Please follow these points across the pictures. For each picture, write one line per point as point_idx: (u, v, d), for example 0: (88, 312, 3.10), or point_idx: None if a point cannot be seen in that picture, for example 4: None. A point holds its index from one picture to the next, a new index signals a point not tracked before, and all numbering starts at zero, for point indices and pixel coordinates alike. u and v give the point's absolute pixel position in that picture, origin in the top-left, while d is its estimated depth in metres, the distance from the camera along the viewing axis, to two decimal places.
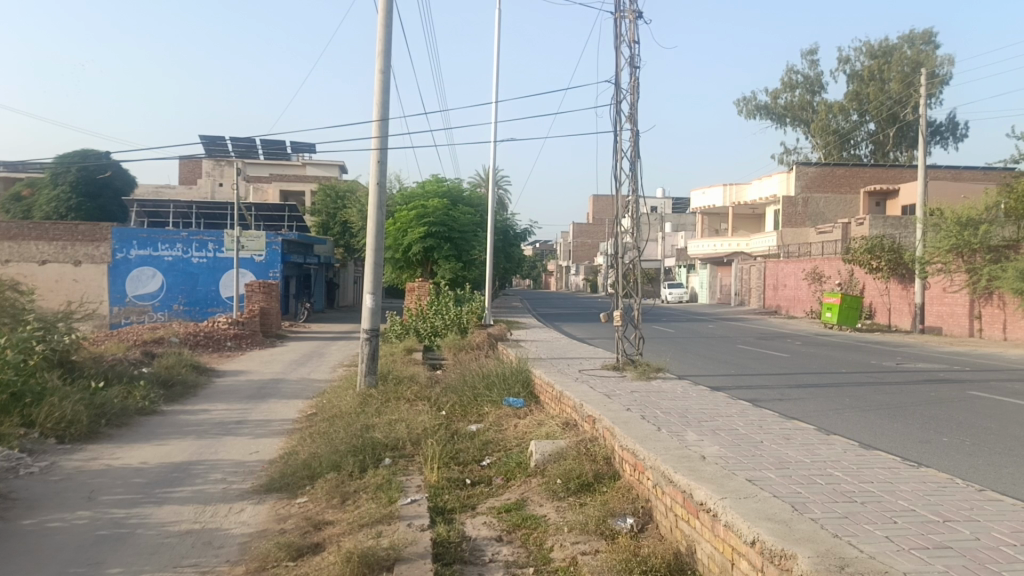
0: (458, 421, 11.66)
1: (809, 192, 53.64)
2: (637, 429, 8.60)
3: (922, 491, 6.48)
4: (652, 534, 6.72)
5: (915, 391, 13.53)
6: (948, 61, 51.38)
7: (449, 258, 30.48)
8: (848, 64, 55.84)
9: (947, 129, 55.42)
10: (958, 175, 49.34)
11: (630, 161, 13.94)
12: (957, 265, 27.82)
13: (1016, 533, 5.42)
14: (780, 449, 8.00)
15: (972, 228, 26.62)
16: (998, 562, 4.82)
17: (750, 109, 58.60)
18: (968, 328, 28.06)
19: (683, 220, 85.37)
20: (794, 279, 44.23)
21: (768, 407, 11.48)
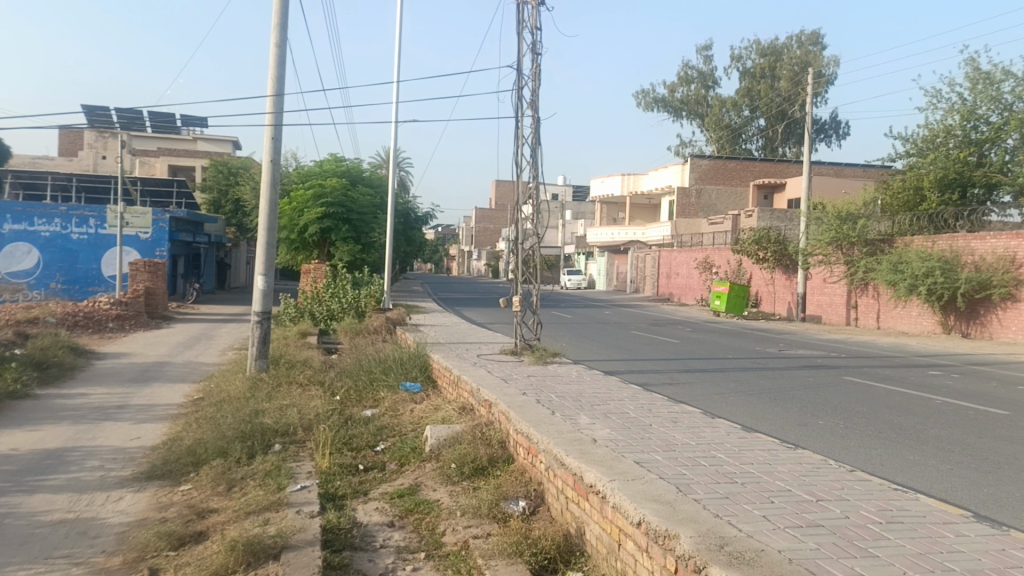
0: (353, 407, 11.50)
1: (702, 183, 55.23)
2: (532, 412, 8.67)
3: (797, 472, 6.80)
4: (543, 517, 6.80)
5: (796, 376, 14.20)
6: (833, 62, 53.82)
7: (347, 240, 29.93)
8: (741, 61, 57.69)
9: (830, 127, 58.16)
10: (840, 171, 51.81)
11: (531, 147, 13.98)
12: (836, 257, 29.29)
13: (881, 512, 5.75)
14: (668, 432, 8.22)
15: (850, 223, 27.94)
16: (865, 539, 5.10)
17: (647, 102, 59.86)
18: (845, 317, 29.67)
19: (582, 207, 86.52)
20: (686, 268, 45.62)
21: (659, 391, 11.84)
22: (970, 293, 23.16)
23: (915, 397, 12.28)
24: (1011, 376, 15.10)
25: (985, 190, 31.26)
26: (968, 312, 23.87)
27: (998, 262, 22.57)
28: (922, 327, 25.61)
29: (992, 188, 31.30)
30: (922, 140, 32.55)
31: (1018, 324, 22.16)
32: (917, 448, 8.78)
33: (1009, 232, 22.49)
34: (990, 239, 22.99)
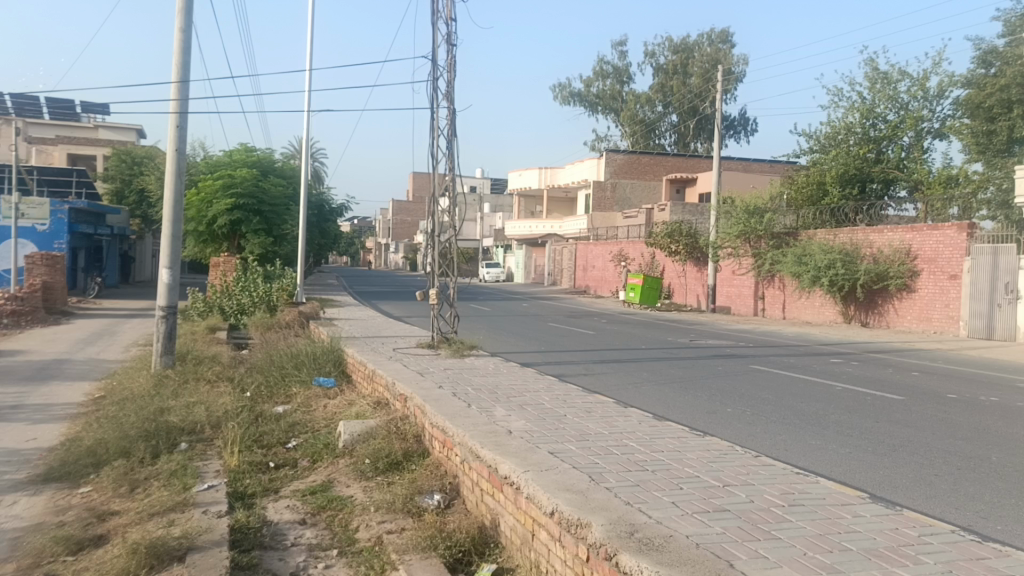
0: (264, 403, 11.22)
1: (617, 177, 56.02)
2: (447, 406, 8.64)
3: (706, 458, 6.98)
4: (458, 510, 6.78)
5: (705, 365, 14.59)
6: (742, 60, 55.43)
7: (258, 232, 29.17)
8: (654, 57, 58.78)
9: (739, 123, 59.90)
10: (748, 167, 53.38)
11: (447, 139, 13.90)
12: (744, 249, 30.20)
13: (783, 495, 5.96)
14: (582, 422, 8.32)
15: (757, 217, 28.82)
16: (768, 522, 5.27)
17: (563, 96, 60.39)
18: (753, 307, 30.67)
19: (500, 200, 86.71)
20: (602, 260, 46.30)
21: (574, 382, 11.97)
22: (868, 284, 24.25)
23: (816, 384, 12.80)
24: (905, 363, 15.88)
25: (883, 185, 32.76)
26: (866, 302, 25.02)
27: (894, 254, 23.70)
28: (824, 316, 26.72)
29: (889, 184, 32.82)
30: (824, 137, 33.90)
31: (912, 313, 23.32)
32: (818, 433, 9.14)
33: (904, 226, 23.62)
34: (887, 233, 24.09)
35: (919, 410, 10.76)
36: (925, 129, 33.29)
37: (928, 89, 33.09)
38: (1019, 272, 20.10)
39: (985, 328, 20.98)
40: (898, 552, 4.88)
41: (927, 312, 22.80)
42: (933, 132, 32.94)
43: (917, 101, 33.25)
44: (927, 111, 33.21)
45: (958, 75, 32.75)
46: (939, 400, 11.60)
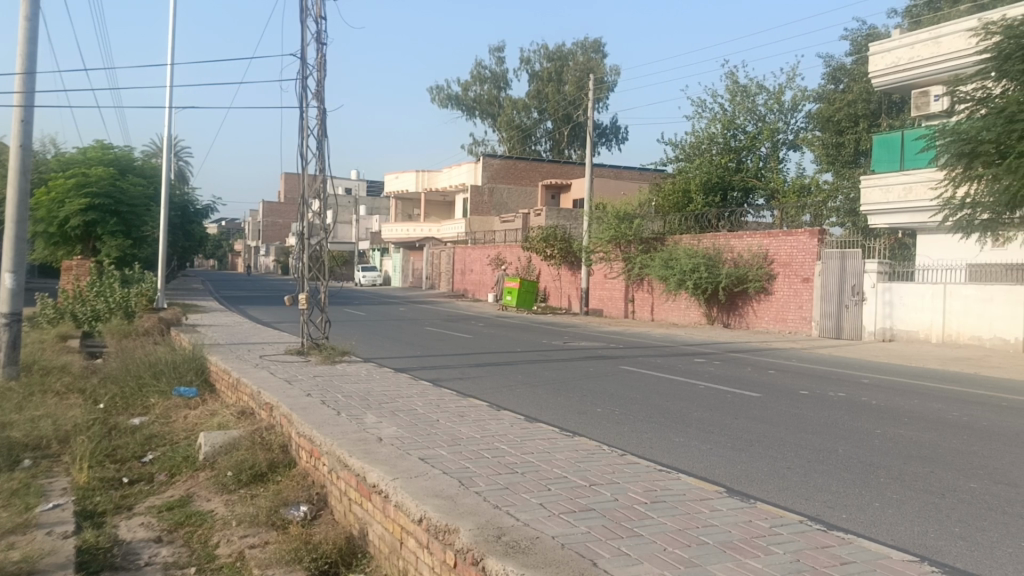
0: (119, 416, 10.61)
1: (493, 182, 56.17)
2: (315, 415, 8.40)
3: (574, 459, 7.10)
4: (325, 521, 6.60)
5: (577, 367, 14.88)
6: (613, 70, 57.07)
7: (116, 234, 27.60)
8: (529, 64, 59.61)
9: (610, 132, 61.64)
10: (619, 174, 54.90)
11: (317, 139, 13.57)
12: (615, 254, 30.97)
13: (646, 492, 6.14)
14: (453, 426, 8.29)
15: (627, 222, 29.63)
16: (631, 519, 5.41)
17: (441, 98, 60.33)
18: (624, 310, 31.57)
19: (376, 203, 85.59)
20: (479, 264, 46.52)
21: (448, 386, 11.93)
22: (730, 287, 25.33)
23: (682, 383, 13.30)
24: (763, 362, 16.73)
25: (743, 193, 34.39)
26: (728, 304, 26.21)
27: (753, 259, 24.92)
28: (689, 318, 27.81)
29: (748, 192, 34.50)
30: (689, 146, 35.29)
31: (769, 315, 24.63)
32: (682, 430, 9.47)
33: (762, 231, 24.94)
34: (747, 238, 25.36)
35: (775, 407, 11.35)
36: (781, 140, 35.25)
37: (783, 103, 35.05)
38: (864, 275, 21.60)
39: (834, 328, 22.38)
40: (750, 544, 5.11)
41: (782, 313, 24.14)
42: (788, 143, 34.93)
43: (773, 113, 35.17)
44: (782, 123, 35.18)
45: (810, 90, 34.85)
46: (793, 396, 12.29)
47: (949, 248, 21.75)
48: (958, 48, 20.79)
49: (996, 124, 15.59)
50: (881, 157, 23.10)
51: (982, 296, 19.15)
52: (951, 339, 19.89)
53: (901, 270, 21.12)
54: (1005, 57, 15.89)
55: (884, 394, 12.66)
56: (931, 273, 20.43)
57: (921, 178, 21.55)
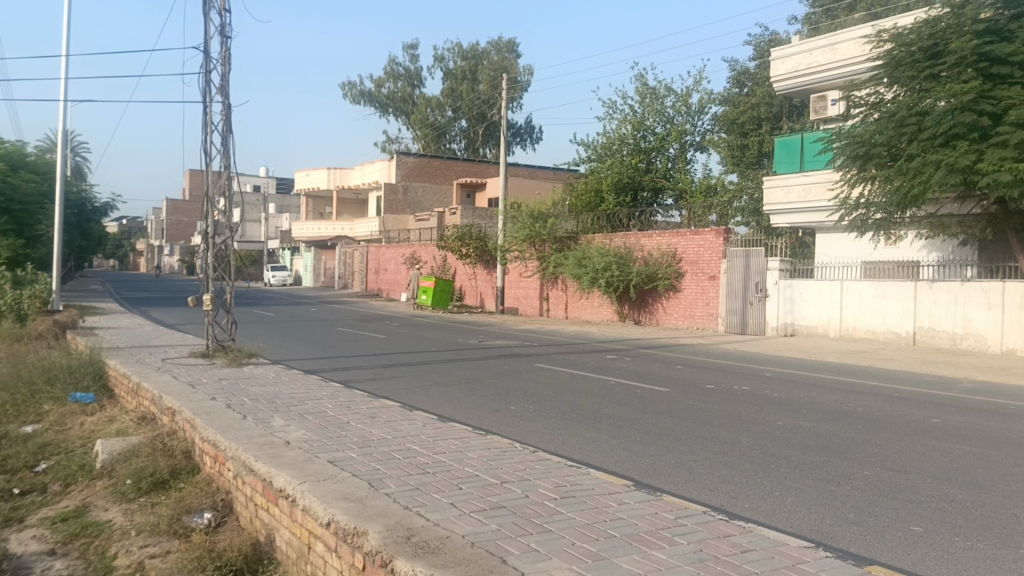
0: (9, 425, 10.11)
1: (407, 180, 55.66)
2: (220, 419, 8.16)
3: (485, 457, 7.11)
4: (230, 527, 6.43)
5: (491, 365, 14.92)
6: (527, 70, 57.43)
7: (6, 233, 26.22)
8: (443, 62, 59.40)
9: (525, 131, 62.02)
10: (533, 173, 55.24)
11: (222, 135, 13.19)
12: (530, 253, 31.12)
13: (557, 488, 6.21)
14: (364, 428, 8.20)
15: (541, 221, 29.87)
16: (541, 516, 5.46)
17: (353, 94, 59.53)
18: (539, 308, 31.84)
19: (287, 201, 83.79)
20: (394, 263, 46.11)
21: (361, 387, 11.78)
22: (640, 285, 25.80)
23: (593, 379, 13.50)
24: (671, 357, 17.14)
25: (652, 193, 35.10)
26: (639, 302, 26.72)
27: (663, 257, 25.48)
28: (602, 315, 28.24)
29: (658, 192, 35.26)
30: (601, 147, 35.91)
31: (678, 312, 25.25)
32: (594, 426, 9.61)
33: (671, 231, 25.51)
34: (656, 237, 25.94)
35: (682, 401, 11.63)
36: (688, 142, 36.17)
37: (690, 105, 35.96)
38: (767, 272, 22.40)
39: (740, 324, 23.11)
40: (656, 536, 5.23)
41: (690, 310, 24.78)
42: (695, 144, 35.88)
43: (680, 115, 36.04)
44: (689, 125, 36.09)
45: (716, 93, 35.86)
46: (700, 390, 12.62)
47: (846, 246, 22.79)
48: (853, 55, 21.73)
49: (887, 128, 16.40)
50: (782, 159, 23.96)
51: (876, 292, 20.08)
52: (848, 334, 20.79)
53: (801, 268, 22.00)
54: (896, 64, 16.71)
55: (785, 387, 13.17)
56: (829, 270, 21.38)
57: (819, 179, 22.44)
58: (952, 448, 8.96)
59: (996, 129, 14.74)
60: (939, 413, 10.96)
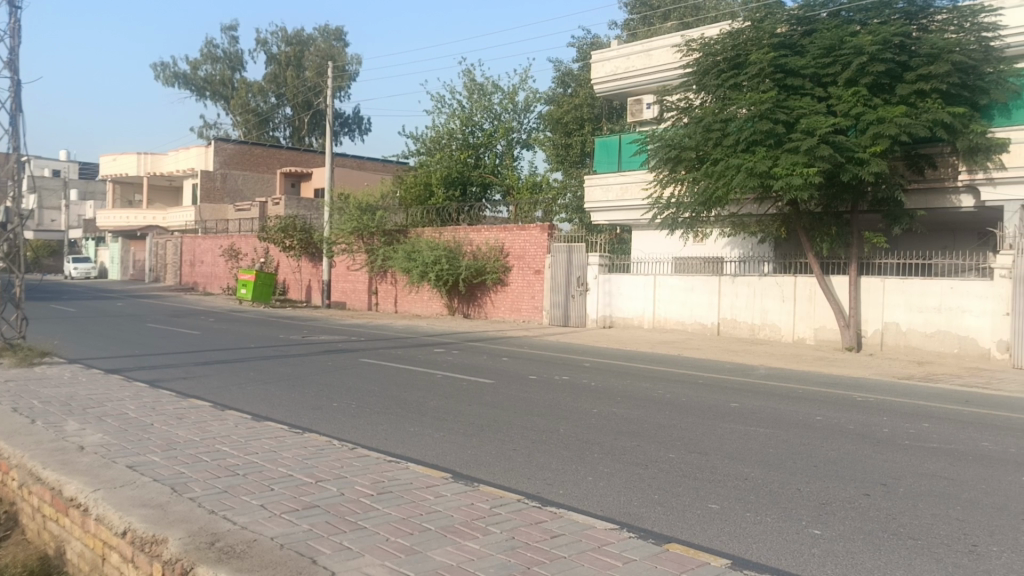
0: None
1: (226, 168, 53.06)
2: (3, 424, 7.44)
3: (300, 456, 6.93)
4: (15, 542, 5.90)
5: (315, 361, 14.58)
6: (355, 60, 56.47)
7: None
8: (266, 46, 57.21)
9: (353, 121, 60.90)
10: (362, 164, 54.29)
11: (10, 114, 12.03)
12: (357, 246, 30.53)
13: (374, 484, 6.16)
14: (170, 430, 7.75)
15: (369, 214, 29.48)
16: (355, 513, 5.39)
17: (167, 76, 56.14)
18: (367, 302, 31.42)
19: (91, 187, 77.62)
20: (212, 255, 43.88)
21: (170, 387, 11.14)
22: (469, 279, 25.97)
23: (419, 373, 13.49)
24: (497, 350, 17.45)
25: (480, 188, 35.50)
26: (467, 296, 26.96)
27: (490, 252, 25.85)
28: (431, 309, 28.29)
29: (485, 187, 35.71)
30: (429, 140, 35.87)
31: (505, 305, 25.72)
32: (417, 420, 9.60)
33: (499, 226, 25.94)
34: (485, 232, 26.27)
35: (505, 392, 11.87)
36: (515, 139, 36.85)
37: (516, 103, 36.65)
38: (587, 267, 23.34)
39: (562, 316, 23.88)
40: (470, 526, 5.31)
41: (517, 304, 25.31)
42: (522, 142, 36.62)
43: (507, 112, 36.68)
44: (516, 122, 36.79)
45: (541, 92, 36.78)
46: (523, 381, 12.94)
47: (659, 242, 24.21)
48: (665, 62, 22.99)
49: (696, 132, 17.43)
50: (602, 158, 24.93)
51: (686, 286, 21.37)
52: (660, 325, 21.97)
53: (619, 264, 23.07)
54: (704, 72, 17.78)
55: (602, 376, 13.78)
56: (643, 266, 22.45)
57: (635, 179, 23.54)
58: (748, 430, 9.72)
59: (790, 136, 16.07)
60: (737, 398, 11.84)
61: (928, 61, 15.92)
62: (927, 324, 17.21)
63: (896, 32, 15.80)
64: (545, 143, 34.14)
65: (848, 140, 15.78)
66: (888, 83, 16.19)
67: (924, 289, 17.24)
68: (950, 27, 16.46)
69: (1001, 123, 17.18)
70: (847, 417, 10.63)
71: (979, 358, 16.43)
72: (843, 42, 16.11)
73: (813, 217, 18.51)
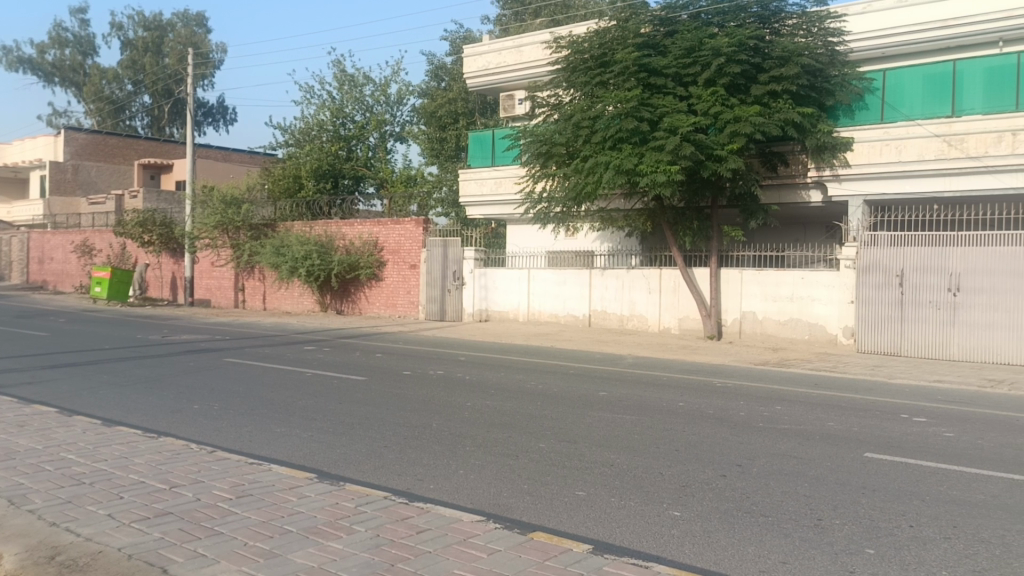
0: None
1: (78, 159, 49.91)
2: None
3: (154, 462, 6.62)
4: None
5: (176, 362, 13.98)
6: (219, 48, 54.43)
7: None
8: (121, 30, 54.27)
9: (217, 111, 58.65)
10: (228, 156, 52.32)
11: None
12: (222, 241, 29.37)
13: (233, 487, 5.96)
14: (9, 439, 7.24)
15: (234, 208, 28.40)
16: (211, 519, 5.20)
17: (9, 59, 52.35)
18: (233, 299, 30.36)
19: None
20: (63, 252, 41.21)
21: (12, 393, 10.41)
22: (341, 274, 25.50)
23: (288, 372, 13.16)
24: (370, 346, 17.26)
25: (353, 181, 34.99)
26: (340, 292, 26.50)
27: (363, 246, 25.50)
28: (302, 306, 27.65)
29: (358, 180, 35.22)
30: (298, 132, 34.94)
31: (379, 300, 25.44)
32: (283, 420, 9.35)
33: (372, 220, 25.61)
34: (358, 226, 25.87)
35: (376, 389, 11.75)
36: (388, 132, 36.43)
37: (388, 95, 36.22)
38: (463, 261, 23.42)
39: (438, 312, 23.86)
40: (333, 526, 5.22)
41: (392, 299, 25.06)
42: (394, 135, 36.25)
43: (379, 105, 36.20)
44: (389, 115, 36.39)
45: (414, 85, 36.51)
46: (395, 377, 12.85)
47: (532, 236, 24.62)
48: (535, 58, 23.34)
49: (566, 129, 17.78)
50: (475, 153, 24.96)
51: (559, 279, 21.76)
52: (534, 318, 22.29)
53: (494, 258, 23.24)
54: (572, 69, 18.13)
55: (476, 369, 13.86)
56: (518, 260, 22.72)
57: (508, 174, 23.76)
58: (616, 418, 10.00)
59: (654, 134, 16.62)
60: (605, 387, 12.18)
61: (779, 64, 16.82)
62: (780, 313, 18.23)
63: (750, 35, 16.60)
64: (419, 136, 33.95)
65: (707, 139, 16.50)
66: (744, 84, 17.01)
67: (779, 279, 18.23)
68: (800, 31, 17.45)
69: (845, 123, 18.36)
70: (707, 402, 11.13)
71: (828, 344, 17.55)
72: (702, 43, 16.80)
73: (676, 212, 19.25)
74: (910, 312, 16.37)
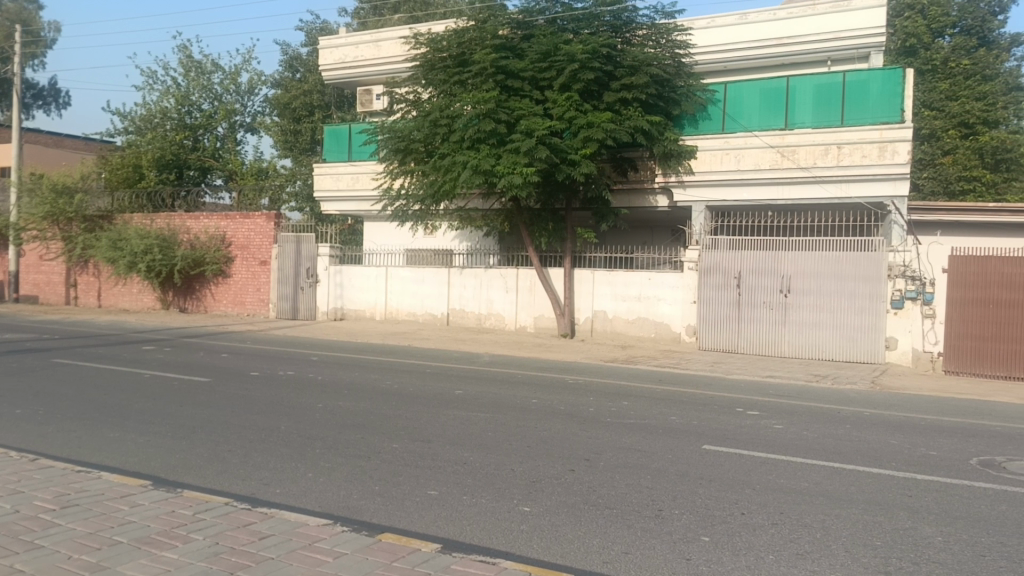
0: None
1: None
2: None
3: None
4: None
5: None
6: (51, 26, 50.71)
7: None
8: None
9: (48, 94, 54.58)
10: (59, 142, 48.69)
11: None
12: (52, 233, 27.23)
13: (58, 497, 5.58)
14: None
15: (66, 197, 26.41)
16: (31, 531, 4.85)
17: None
18: (65, 296, 28.33)
19: None
20: None
21: None
22: (186, 270, 24.31)
23: (124, 373, 12.42)
24: (215, 345, 16.57)
25: (199, 173, 33.67)
26: (184, 288, 25.26)
27: (209, 241, 24.42)
28: (142, 303, 26.18)
29: (204, 171, 33.82)
30: (140, 119, 32.99)
31: (226, 298, 24.47)
32: (119, 425, 8.81)
33: (219, 213, 24.59)
34: (204, 220, 24.73)
35: (222, 390, 11.30)
36: (238, 122, 35.08)
37: (239, 84, 34.87)
38: (317, 258, 22.87)
39: (290, 309, 23.22)
40: (168, 535, 4.98)
41: (240, 296, 24.17)
42: (245, 125, 34.94)
43: (229, 94, 34.78)
44: (239, 105, 35.05)
45: (266, 75, 35.33)
46: (242, 377, 12.39)
47: (388, 233, 24.41)
48: (391, 55, 23.17)
49: (425, 126, 17.74)
50: (331, 147, 24.38)
51: (416, 277, 21.67)
52: (390, 316, 22.08)
53: (349, 255, 22.82)
54: (430, 67, 18.10)
55: (328, 369, 13.59)
56: (374, 257, 22.41)
57: (365, 169, 23.43)
58: (470, 416, 10.08)
59: (511, 137, 16.85)
60: (459, 385, 12.25)
61: (630, 72, 17.45)
62: (629, 312, 18.92)
63: (603, 43, 17.12)
64: (270, 128, 32.92)
65: (562, 143, 16.90)
66: (597, 90, 17.53)
67: (628, 280, 18.92)
68: (649, 42, 18.18)
69: (690, 131, 19.24)
70: (559, 398, 11.41)
71: (672, 342, 18.39)
72: (557, 49, 17.16)
73: (532, 213, 19.60)
74: (746, 312, 17.43)
